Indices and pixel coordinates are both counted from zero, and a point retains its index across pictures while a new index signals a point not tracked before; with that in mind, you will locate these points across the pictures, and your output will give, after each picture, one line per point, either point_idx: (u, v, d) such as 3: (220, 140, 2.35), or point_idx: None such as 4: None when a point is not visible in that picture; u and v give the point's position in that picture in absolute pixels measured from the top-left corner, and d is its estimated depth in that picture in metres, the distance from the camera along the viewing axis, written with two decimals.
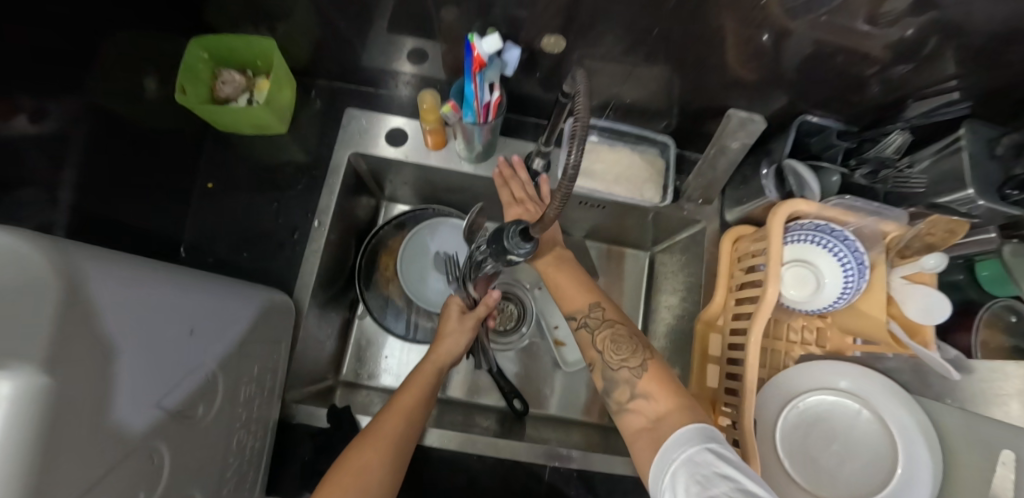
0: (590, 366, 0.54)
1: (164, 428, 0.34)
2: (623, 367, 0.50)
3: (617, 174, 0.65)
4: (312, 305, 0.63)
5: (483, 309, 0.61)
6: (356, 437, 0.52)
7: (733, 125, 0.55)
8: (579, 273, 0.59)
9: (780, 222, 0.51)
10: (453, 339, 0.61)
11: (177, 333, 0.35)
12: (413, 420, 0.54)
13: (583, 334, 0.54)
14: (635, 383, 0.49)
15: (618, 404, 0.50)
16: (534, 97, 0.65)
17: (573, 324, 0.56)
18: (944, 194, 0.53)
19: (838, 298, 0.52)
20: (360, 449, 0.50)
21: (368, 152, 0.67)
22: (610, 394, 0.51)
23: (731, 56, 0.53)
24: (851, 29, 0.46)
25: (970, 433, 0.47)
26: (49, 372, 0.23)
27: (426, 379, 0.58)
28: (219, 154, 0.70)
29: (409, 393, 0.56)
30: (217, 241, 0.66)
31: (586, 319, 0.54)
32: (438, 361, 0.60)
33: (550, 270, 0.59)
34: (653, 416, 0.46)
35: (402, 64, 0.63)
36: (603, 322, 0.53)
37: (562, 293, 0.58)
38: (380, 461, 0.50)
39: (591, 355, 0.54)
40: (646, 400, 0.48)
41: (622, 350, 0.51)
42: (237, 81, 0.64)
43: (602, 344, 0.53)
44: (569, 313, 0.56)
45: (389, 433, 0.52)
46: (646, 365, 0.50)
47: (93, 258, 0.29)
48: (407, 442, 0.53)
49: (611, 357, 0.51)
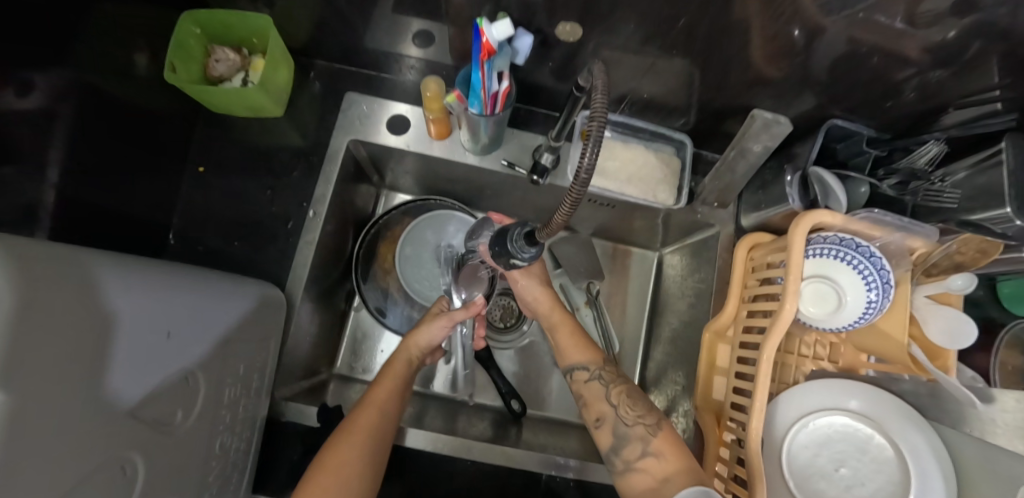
0: (598, 421, 0.56)
1: (138, 434, 0.35)
2: (637, 423, 0.54)
3: (630, 173, 0.62)
4: (305, 299, 0.61)
5: (461, 314, 0.57)
6: (333, 434, 0.51)
7: (757, 127, 0.51)
8: (581, 329, 0.63)
9: (802, 234, 0.48)
10: (428, 332, 0.59)
11: (149, 338, 0.36)
12: (388, 409, 0.54)
13: (594, 386, 0.58)
14: (648, 441, 0.52)
15: (625, 462, 0.53)
16: (545, 87, 0.62)
17: (582, 376, 0.59)
18: (979, 212, 0.49)
19: (859, 317, 0.50)
20: (339, 442, 0.50)
21: (369, 140, 0.63)
22: (618, 451, 0.54)
23: (758, 53, 0.49)
24: (892, 29, 0.42)
25: (986, 463, 0.44)
26: (6, 390, 0.24)
27: (399, 370, 0.57)
28: (212, 135, 0.66)
29: (384, 388, 0.55)
30: (208, 229, 0.64)
31: (599, 372, 0.58)
32: (410, 353, 0.59)
33: (557, 321, 0.63)
34: (660, 476, 0.50)
35: (406, 47, 0.60)
36: (616, 379, 0.58)
37: (563, 348, 0.61)
38: (359, 451, 0.49)
39: (600, 409, 0.56)
40: (656, 459, 0.51)
41: (635, 407, 0.55)
42: (231, 60, 0.60)
43: (615, 399, 0.56)
44: (572, 366, 0.60)
45: (369, 423, 0.51)
46: (659, 425, 0.54)
47: (57, 268, 0.29)
48: (386, 431, 0.52)
49: (625, 413, 0.55)
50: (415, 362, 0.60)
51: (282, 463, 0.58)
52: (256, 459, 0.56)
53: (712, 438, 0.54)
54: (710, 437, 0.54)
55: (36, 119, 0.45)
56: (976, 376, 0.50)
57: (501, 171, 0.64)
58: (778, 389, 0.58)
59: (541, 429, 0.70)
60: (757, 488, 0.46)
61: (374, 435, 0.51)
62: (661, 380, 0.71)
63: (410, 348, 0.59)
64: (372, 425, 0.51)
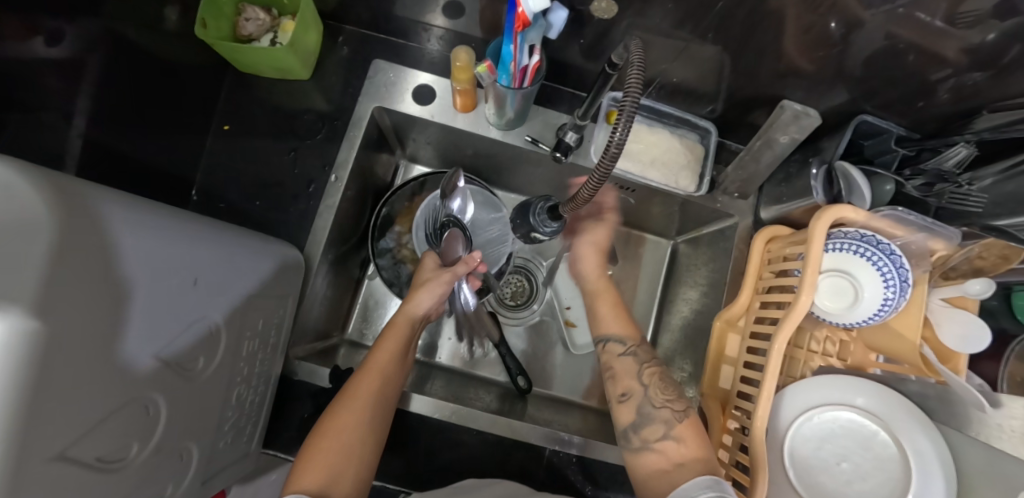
0: (623, 395, 0.56)
1: (161, 378, 0.36)
2: (664, 407, 0.54)
3: (654, 157, 0.61)
4: (322, 262, 0.62)
5: (462, 267, 0.57)
6: (333, 400, 0.52)
7: (785, 119, 0.50)
8: (619, 302, 0.64)
9: (824, 227, 0.48)
10: (426, 292, 0.58)
11: (178, 283, 0.36)
12: (389, 376, 0.54)
13: (626, 361, 0.58)
14: (672, 425, 0.52)
15: (643, 441, 0.53)
16: (573, 65, 0.61)
17: (613, 349, 0.60)
18: (1006, 217, 0.49)
19: (875, 314, 0.51)
20: (339, 409, 0.51)
21: (393, 107, 0.63)
22: (640, 429, 0.53)
23: (791, 44, 0.48)
24: (928, 25, 0.42)
25: (988, 464, 0.44)
26: (43, 320, 0.24)
27: (400, 332, 0.58)
28: (238, 96, 0.67)
29: (384, 351, 0.56)
30: (229, 188, 0.64)
31: (634, 349, 0.59)
32: (411, 313, 0.58)
33: (600, 291, 0.65)
34: (677, 459, 0.50)
35: (435, 17, 0.59)
36: (650, 357, 0.59)
37: (603, 316, 0.63)
38: (360, 415, 0.50)
39: (629, 384, 0.56)
40: (676, 443, 0.51)
41: (666, 389, 0.55)
42: (262, 19, 0.60)
43: (646, 378, 0.56)
44: (606, 338, 0.61)
45: (370, 386, 0.52)
46: (686, 412, 0.54)
47: (96, 205, 0.30)
48: (386, 393, 0.53)
49: (654, 394, 0.55)
50: (416, 322, 0.60)
51: (292, 418, 0.60)
52: (268, 413, 0.58)
53: (717, 424, 0.55)
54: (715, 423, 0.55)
55: (66, 68, 0.46)
56: (983, 383, 0.48)
57: (523, 147, 0.64)
58: (784, 382, 0.58)
59: (545, 405, 0.71)
60: (758, 475, 0.47)
61: (375, 398, 0.52)
62: (667, 367, 0.72)
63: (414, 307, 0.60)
64: (373, 391, 0.52)
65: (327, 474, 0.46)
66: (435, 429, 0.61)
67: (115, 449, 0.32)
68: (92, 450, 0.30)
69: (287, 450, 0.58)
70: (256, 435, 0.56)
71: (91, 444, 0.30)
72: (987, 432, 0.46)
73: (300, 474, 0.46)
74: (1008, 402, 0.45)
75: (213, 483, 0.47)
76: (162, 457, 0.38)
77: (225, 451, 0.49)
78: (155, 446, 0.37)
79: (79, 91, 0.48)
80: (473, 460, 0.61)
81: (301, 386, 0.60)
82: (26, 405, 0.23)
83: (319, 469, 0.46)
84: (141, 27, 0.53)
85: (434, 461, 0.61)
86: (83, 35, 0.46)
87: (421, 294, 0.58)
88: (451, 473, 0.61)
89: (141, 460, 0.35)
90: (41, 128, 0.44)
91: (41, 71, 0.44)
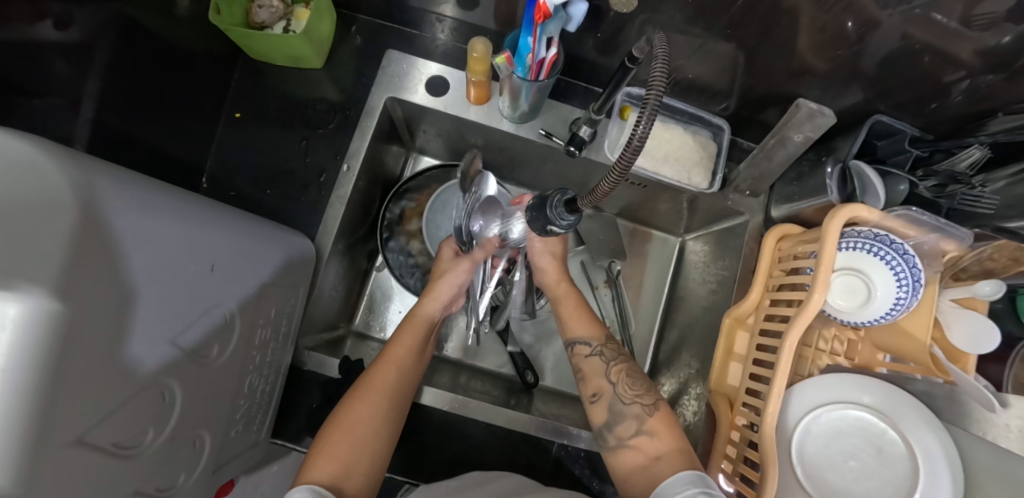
0: (594, 396, 0.57)
1: (178, 364, 0.35)
2: (634, 402, 0.54)
3: (667, 153, 0.61)
4: (333, 252, 0.62)
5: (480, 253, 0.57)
6: (351, 390, 0.52)
7: (800, 118, 0.50)
8: (584, 305, 0.64)
9: (837, 224, 0.48)
10: (450, 279, 0.61)
11: (196, 270, 0.36)
12: (406, 369, 0.55)
13: (594, 361, 0.58)
14: (643, 420, 0.52)
15: (617, 439, 0.53)
16: (589, 60, 0.61)
17: (582, 350, 0.60)
18: (1015, 220, 0.49)
19: (885, 314, 0.51)
20: (355, 400, 0.51)
21: (405, 97, 0.63)
22: (613, 428, 0.54)
23: (805, 43, 0.48)
24: (945, 26, 0.42)
25: (994, 464, 0.45)
26: (61, 305, 0.23)
27: (417, 329, 0.59)
28: (250, 83, 0.66)
29: (401, 345, 0.56)
30: (239, 177, 0.64)
31: (600, 348, 0.59)
32: (428, 312, 0.60)
33: (563, 294, 0.65)
34: (653, 454, 0.50)
35: (448, 7, 0.59)
36: (618, 356, 0.58)
37: (568, 320, 0.63)
38: (377, 406, 0.50)
39: (598, 384, 0.57)
40: (648, 437, 0.51)
41: (635, 386, 0.55)
42: (275, 7, 0.59)
43: (614, 377, 0.56)
44: (575, 340, 0.61)
45: (387, 381, 0.53)
46: (656, 406, 0.54)
47: (116, 186, 0.29)
48: (401, 390, 0.53)
49: (623, 391, 0.55)
50: (433, 321, 0.61)
51: (300, 411, 0.59)
52: (278, 404, 0.58)
53: (724, 422, 0.55)
54: (722, 421, 0.55)
55: (75, 54, 0.45)
56: (988, 384, 0.48)
57: (537, 140, 0.64)
58: (792, 380, 0.59)
59: (552, 401, 0.71)
60: (768, 472, 0.47)
61: (390, 393, 0.52)
62: (673, 363, 0.72)
63: (433, 303, 0.60)
64: (389, 383, 0.53)
65: (337, 465, 0.46)
66: (441, 422, 0.61)
67: (132, 435, 0.32)
68: (105, 434, 0.29)
69: (295, 440, 0.59)
70: (265, 426, 0.56)
71: (108, 430, 0.30)
72: (992, 432, 0.47)
73: (311, 466, 0.45)
74: (1016, 402, 0.46)
75: (224, 472, 0.47)
76: (176, 444, 0.38)
77: (237, 440, 0.49)
78: (170, 432, 0.37)
79: (87, 75, 0.47)
80: (479, 454, 0.62)
81: (310, 375, 0.60)
82: (41, 392, 0.23)
83: (331, 463, 0.46)
84: (150, 12, 0.53)
85: (440, 454, 0.61)
86: (92, 19, 0.46)
87: (444, 280, 0.61)
88: (457, 467, 0.61)
89: (156, 446, 0.35)
90: (50, 112, 0.44)
91: (50, 56, 0.43)
